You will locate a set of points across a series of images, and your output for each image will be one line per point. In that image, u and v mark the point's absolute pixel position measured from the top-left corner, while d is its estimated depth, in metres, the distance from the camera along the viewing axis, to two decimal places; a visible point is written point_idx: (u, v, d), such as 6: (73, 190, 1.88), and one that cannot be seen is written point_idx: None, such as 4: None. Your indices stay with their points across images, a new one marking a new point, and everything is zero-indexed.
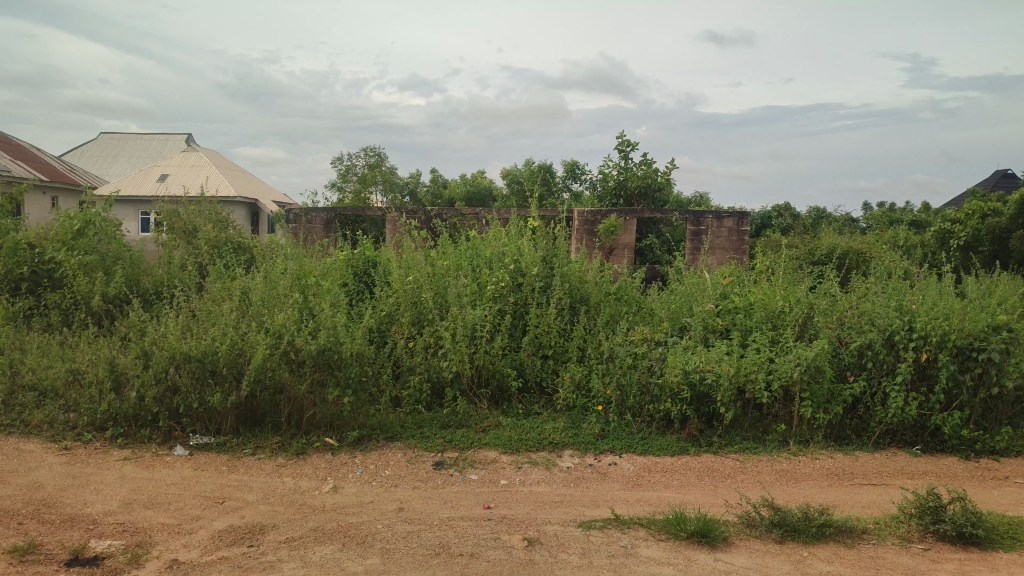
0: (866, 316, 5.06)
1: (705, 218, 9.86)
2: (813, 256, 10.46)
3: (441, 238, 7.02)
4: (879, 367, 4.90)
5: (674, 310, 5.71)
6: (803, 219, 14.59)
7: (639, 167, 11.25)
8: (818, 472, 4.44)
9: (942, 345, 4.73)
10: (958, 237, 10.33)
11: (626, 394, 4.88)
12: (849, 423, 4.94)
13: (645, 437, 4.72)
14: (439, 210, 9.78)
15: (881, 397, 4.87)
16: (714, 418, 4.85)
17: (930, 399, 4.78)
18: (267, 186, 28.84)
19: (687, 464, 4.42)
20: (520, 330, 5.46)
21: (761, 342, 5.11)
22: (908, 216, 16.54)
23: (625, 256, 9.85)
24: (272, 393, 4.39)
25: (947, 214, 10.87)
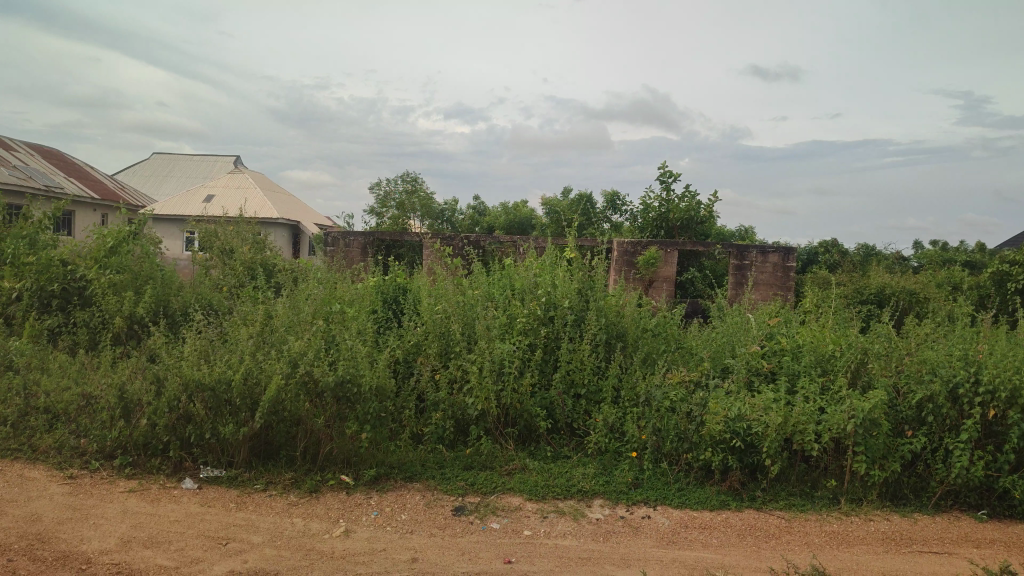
0: (927, 365, 4.68)
1: (748, 253, 9.50)
2: (862, 295, 9.99)
3: (474, 267, 6.81)
4: (941, 422, 4.51)
5: (715, 351, 5.38)
6: (850, 256, 14.08)
7: (682, 199, 10.95)
8: (872, 536, 4.06)
9: (1013, 401, 4.33)
10: (1017, 280, 9.78)
11: (662, 440, 4.56)
12: (906, 481, 4.54)
13: (682, 489, 4.38)
14: (476, 237, 9.61)
15: (943, 455, 4.47)
16: (757, 470, 4.50)
17: (999, 459, 4.37)
18: (310, 209, 29.17)
19: (727, 521, 4.08)
20: (551, 366, 5.19)
21: (809, 390, 4.75)
22: (962, 255, 15.86)
23: (664, 290, 9.52)
24: (288, 425, 4.19)
25: (1005, 255, 10.32)
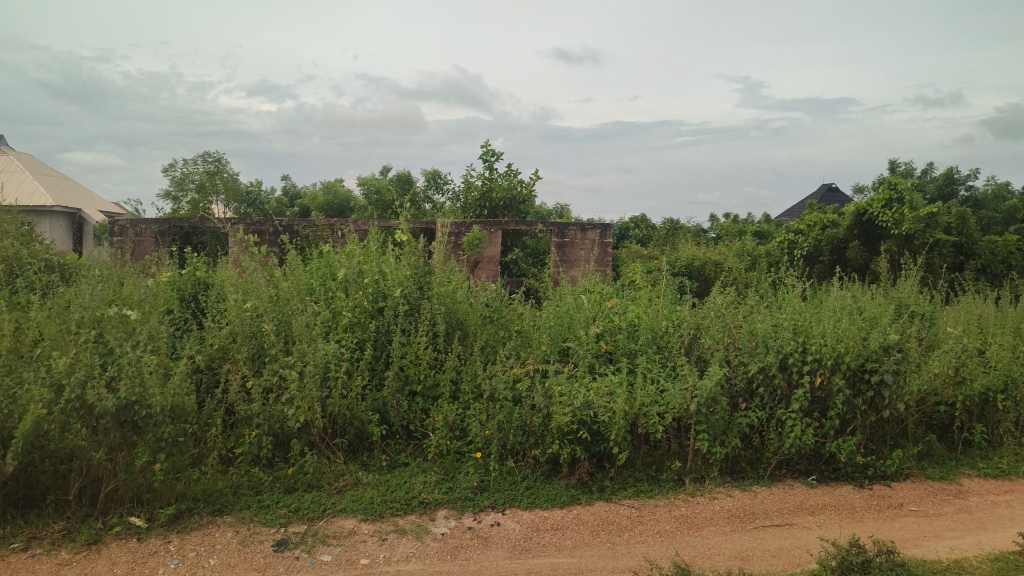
0: (758, 337, 4.73)
1: (570, 230, 9.48)
2: (674, 267, 10.35)
3: (287, 255, 6.10)
4: (772, 394, 4.58)
5: (554, 334, 5.14)
6: (659, 230, 14.74)
7: (503, 177, 10.75)
8: (719, 515, 4.01)
9: (836, 367, 4.49)
10: (801, 247, 10.64)
11: (507, 436, 4.24)
12: (743, 454, 4.58)
13: (529, 487, 4.10)
14: (289, 221, 8.79)
15: (776, 426, 4.54)
16: (604, 459, 4.32)
17: (825, 425, 4.52)
18: (93, 194, 25.97)
19: (578, 517, 3.84)
20: (383, 363, 4.68)
21: (650, 369, 4.64)
22: (753, 227, 17.20)
23: (489, 270, 9.28)
24: (56, 464, 3.39)
25: (790, 226, 11.18)
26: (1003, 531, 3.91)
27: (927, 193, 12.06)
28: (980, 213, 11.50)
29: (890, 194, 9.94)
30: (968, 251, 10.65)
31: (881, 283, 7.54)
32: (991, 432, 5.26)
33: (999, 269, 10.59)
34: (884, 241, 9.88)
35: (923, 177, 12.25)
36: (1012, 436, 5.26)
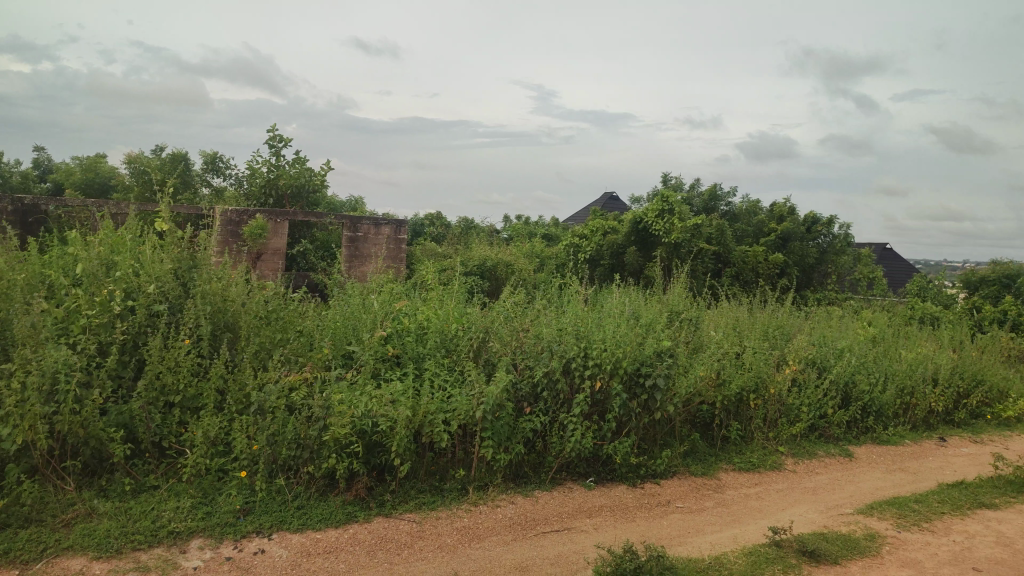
0: (543, 341, 4.75)
1: (362, 225, 9.08)
2: (467, 266, 10.13)
3: (18, 241, 5.16)
4: (556, 399, 4.62)
5: (336, 337, 4.81)
6: (453, 228, 14.74)
7: (292, 165, 10.08)
8: (500, 524, 3.94)
9: (615, 371, 4.65)
10: (585, 251, 11.10)
11: (278, 451, 3.86)
12: (527, 459, 4.56)
13: (301, 506, 3.75)
14: (31, 199, 7.54)
15: (558, 430, 4.59)
16: (385, 471, 4.09)
17: (604, 428, 4.66)
18: None
19: (354, 537, 3.57)
20: (133, 371, 4.07)
21: (436, 374, 4.47)
22: (542, 229, 17.79)
23: (274, 263, 8.62)
24: None
25: (576, 230, 11.62)
26: (754, 523, 4.25)
27: (694, 206, 13.21)
28: (735, 227, 12.81)
29: (662, 205, 10.69)
30: (724, 259, 11.90)
31: (656, 287, 8.02)
32: (745, 428, 5.74)
33: (749, 276, 11.84)
34: (656, 248, 10.65)
35: (690, 191, 13.40)
36: (761, 432, 5.79)
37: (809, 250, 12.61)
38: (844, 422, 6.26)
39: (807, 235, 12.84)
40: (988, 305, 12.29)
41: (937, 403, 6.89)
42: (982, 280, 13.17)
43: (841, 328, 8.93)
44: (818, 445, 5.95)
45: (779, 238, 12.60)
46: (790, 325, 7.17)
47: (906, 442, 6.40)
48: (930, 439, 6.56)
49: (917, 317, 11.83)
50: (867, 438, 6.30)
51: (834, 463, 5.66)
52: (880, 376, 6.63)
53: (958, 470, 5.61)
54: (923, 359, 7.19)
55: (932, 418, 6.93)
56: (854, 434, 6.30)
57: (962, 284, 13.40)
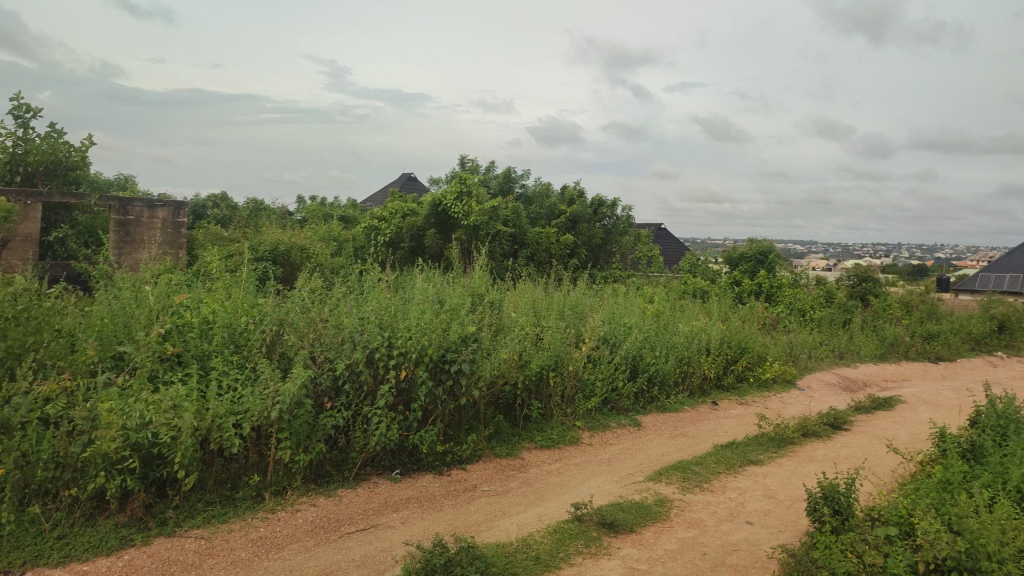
0: (343, 331, 4.55)
1: (133, 207, 8.13)
2: (258, 251, 9.38)
3: None
4: (358, 391, 4.45)
5: (102, 336, 4.22)
6: (241, 211, 13.76)
7: (43, 139, 8.77)
8: (301, 529, 3.71)
9: (420, 360, 4.60)
10: (384, 234, 10.80)
11: (31, 475, 3.32)
12: (328, 457, 4.34)
13: (63, 537, 3.27)
14: None
15: (362, 424, 4.43)
16: (166, 485, 3.69)
17: (409, 418, 4.58)
18: None
19: (131, 564, 3.18)
20: None
21: (225, 373, 4.10)
22: (338, 210, 17.17)
23: (23, 252, 7.45)
24: None
25: (374, 212, 11.28)
26: (556, 499, 4.39)
27: (490, 188, 13.41)
28: (529, 210, 13.18)
29: (461, 187, 10.79)
30: (519, 241, 12.14)
31: (457, 270, 8.02)
32: (545, 405, 5.91)
33: (543, 257, 12.33)
34: (455, 231, 10.68)
35: (486, 174, 13.59)
36: (560, 409, 6.01)
37: (596, 231, 13.44)
38: (633, 393, 6.67)
39: (594, 217, 13.70)
40: (747, 279, 13.79)
41: (709, 370, 7.58)
42: (741, 257, 14.75)
43: (626, 305, 9.52)
44: (611, 417, 6.29)
45: (569, 220, 13.21)
46: (583, 304, 7.52)
47: (685, 408, 6.97)
48: (705, 404, 7.21)
49: (690, 291, 12.97)
50: (653, 407, 6.78)
51: (625, 433, 6.02)
52: (663, 348, 7.16)
53: (729, 431, 6.20)
54: (697, 332, 7.87)
55: (706, 384, 7.61)
56: (642, 404, 6.74)
57: (724, 260, 14.89)
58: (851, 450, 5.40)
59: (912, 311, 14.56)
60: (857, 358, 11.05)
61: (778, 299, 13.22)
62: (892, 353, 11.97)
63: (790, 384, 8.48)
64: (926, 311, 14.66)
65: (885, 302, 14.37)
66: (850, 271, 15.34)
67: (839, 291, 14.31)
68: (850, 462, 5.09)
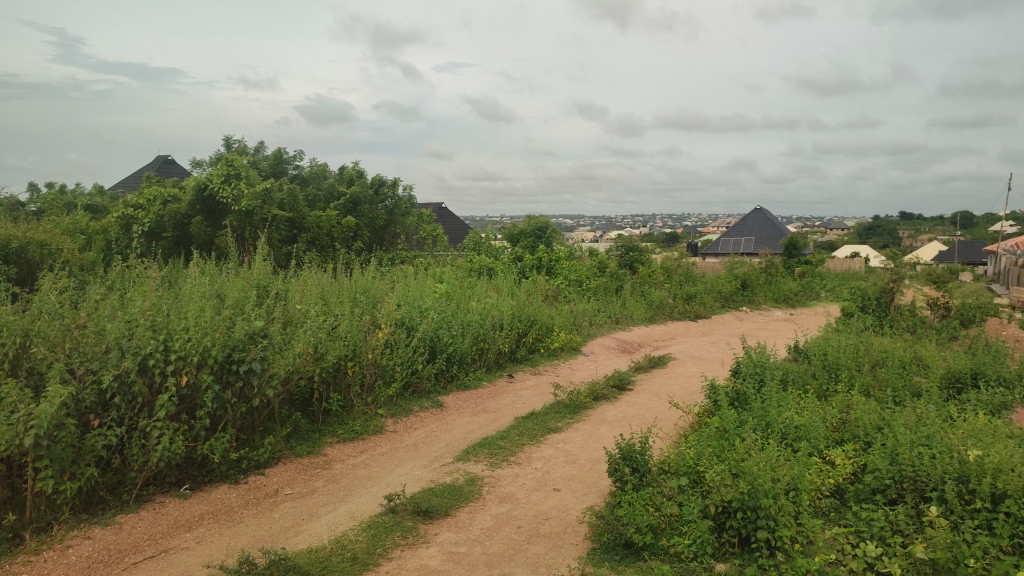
0: (108, 338, 4.00)
1: None
2: None
3: None
4: (132, 404, 3.96)
5: None
6: None
7: None
8: (75, 568, 3.23)
9: (204, 363, 4.19)
10: (142, 223, 9.68)
11: None
12: (101, 482, 3.82)
13: None
14: None
15: (140, 440, 3.95)
16: None
17: (195, 427, 4.17)
18: None
19: None
20: None
21: None
22: (81, 198, 15.15)
23: None
24: None
25: (129, 199, 10.09)
26: (366, 493, 4.25)
27: (261, 169, 12.54)
28: (306, 192, 12.55)
29: (228, 169, 9.92)
30: (298, 225, 11.58)
31: (233, 260, 7.42)
32: (344, 397, 5.69)
33: (325, 241, 11.88)
34: (225, 217, 9.88)
35: (256, 155, 12.70)
36: (360, 398, 5.82)
37: (378, 212, 13.20)
38: (433, 374, 6.65)
39: (375, 197, 13.40)
40: (528, 254, 14.33)
41: (503, 344, 7.77)
42: (521, 233, 15.43)
43: (416, 286, 9.45)
44: (412, 401, 6.23)
45: (349, 202, 12.81)
46: (375, 289, 7.33)
47: (483, 384, 7.10)
48: (501, 377, 7.40)
49: (477, 269, 13.21)
50: (452, 386, 6.81)
51: (428, 415, 5.99)
52: (458, 327, 7.21)
53: (527, 402, 6.42)
54: (489, 309, 8.01)
55: (501, 359, 7.80)
56: (442, 384, 6.75)
57: (506, 238, 15.48)
58: (637, 409, 5.83)
59: (672, 276, 16.07)
60: (630, 322, 11.97)
61: (557, 271, 13.90)
62: (658, 315, 13.13)
63: (576, 351, 8.97)
64: (683, 274, 16.26)
65: (649, 268, 15.69)
66: (618, 241, 16.54)
67: (610, 261, 15.38)
68: (638, 421, 5.49)
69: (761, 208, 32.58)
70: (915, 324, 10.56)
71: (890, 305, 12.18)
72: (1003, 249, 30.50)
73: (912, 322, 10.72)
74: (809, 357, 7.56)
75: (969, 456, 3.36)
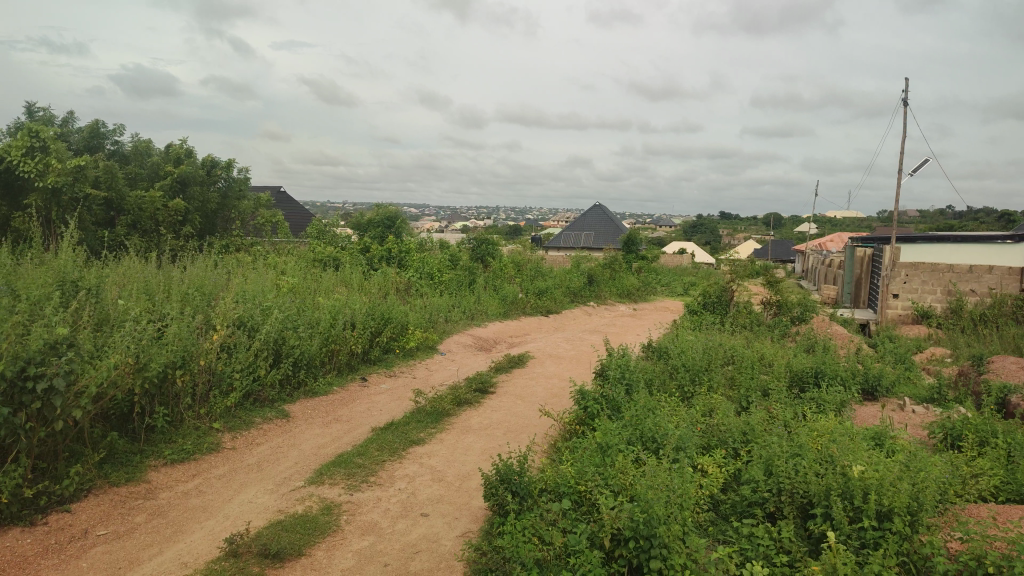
0: None
1: None
2: None
3: None
4: None
5: None
6: None
7: None
8: None
9: None
10: None
11: None
12: None
13: None
14: None
15: None
16: None
17: None
18: None
19: None
20: None
21: None
22: None
23: None
24: None
25: None
26: (200, 529, 3.62)
27: (70, 142, 10.96)
28: (126, 169, 11.14)
29: (30, 140, 8.46)
30: (116, 206, 10.31)
31: (34, 245, 6.31)
32: (171, 411, 4.93)
33: (149, 225, 10.63)
34: (27, 195, 8.45)
35: (64, 126, 11.14)
36: (191, 411, 5.08)
37: (210, 195, 12.03)
38: (277, 382, 5.98)
39: (207, 179, 12.16)
40: (376, 245, 13.68)
41: (355, 345, 7.21)
42: (369, 223, 14.76)
43: (256, 279, 8.60)
44: (254, 413, 5.55)
45: (177, 181, 11.51)
46: (209, 283, 6.52)
47: (334, 390, 6.51)
48: (354, 382, 6.86)
49: (322, 260, 12.41)
50: (300, 393, 6.18)
51: (272, 429, 5.36)
52: (306, 327, 6.56)
53: (384, 409, 5.94)
54: (339, 307, 7.40)
55: (352, 360, 7.23)
56: (287, 391, 6.10)
57: (353, 228, 14.81)
58: (502, 416, 5.55)
59: (522, 270, 16.03)
60: (484, 318, 11.72)
61: (408, 263, 13.37)
62: (512, 310, 12.98)
63: (432, 350, 8.56)
64: (532, 269, 16.28)
65: (501, 262, 15.55)
66: (469, 234, 16.28)
67: (462, 253, 15.06)
68: (505, 430, 5.21)
69: (599, 205, 33.79)
70: (752, 322, 11.15)
71: (729, 303, 12.82)
72: (810, 248, 33.60)
73: (749, 320, 11.32)
74: (664, 355, 7.64)
75: (847, 470, 3.36)
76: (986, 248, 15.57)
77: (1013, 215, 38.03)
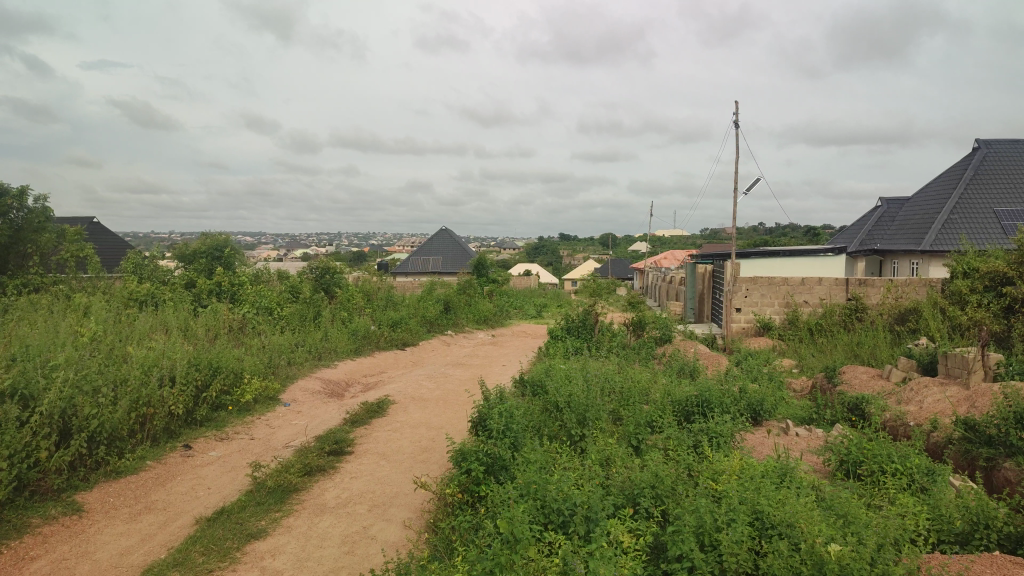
0: None
1: None
2: None
3: None
4: None
5: None
6: None
7: None
8: None
9: None
10: None
11: None
12: None
13: None
14: None
15: None
16: None
17: None
18: None
19: None
20: None
21: None
22: None
23: None
24: None
25: None
26: None
27: None
28: None
29: None
30: None
31: None
32: None
33: None
34: None
35: None
36: None
37: None
38: (66, 464, 4.63)
39: None
40: (203, 278, 12.02)
41: (176, 405, 5.89)
42: (194, 254, 13.00)
43: (47, 329, 6.98)
44: (31, 512, 4.20)
45: None
46: None
47: (148, 466, 5.21)
48: (174, 453, 5.56)
49: (138, 297, 10.66)
50: (99, 475, 4.85)
51: (57, 532, 4.05)
52: (107, 389, 5.22)
53: (213, 488, 4.77)
54: (153, 358, 6.05)
55: (172, 425, 5.91)
56: (80, 475, 4.76)
57: (176, 257, 12.97)
58: (364, 487, 4.58)
59: (371, 300, 14.87)
60: (332, 357, 10.52)
61: (242, 297, 11.86)
62: (362, 345, 11.83)
63: (273, 402, 7.32)
64: (383, 298, 15.17)
65: (348, 292, 14.32)
66: (311, 263, 14.88)
67: (304, 283, 13.65)
68: (370, 506, 4.27)
69: (446, 229, 33.12)
70: (617, 345, 10.76)
71: (593, 326, 12.39)
72: (648, 266, 34.75)
73: (614, 343, 10.93)
74: (540, 392, 6.94)
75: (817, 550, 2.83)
76: (814, 260, 16.40)
77: (819, 230, 41.59)
